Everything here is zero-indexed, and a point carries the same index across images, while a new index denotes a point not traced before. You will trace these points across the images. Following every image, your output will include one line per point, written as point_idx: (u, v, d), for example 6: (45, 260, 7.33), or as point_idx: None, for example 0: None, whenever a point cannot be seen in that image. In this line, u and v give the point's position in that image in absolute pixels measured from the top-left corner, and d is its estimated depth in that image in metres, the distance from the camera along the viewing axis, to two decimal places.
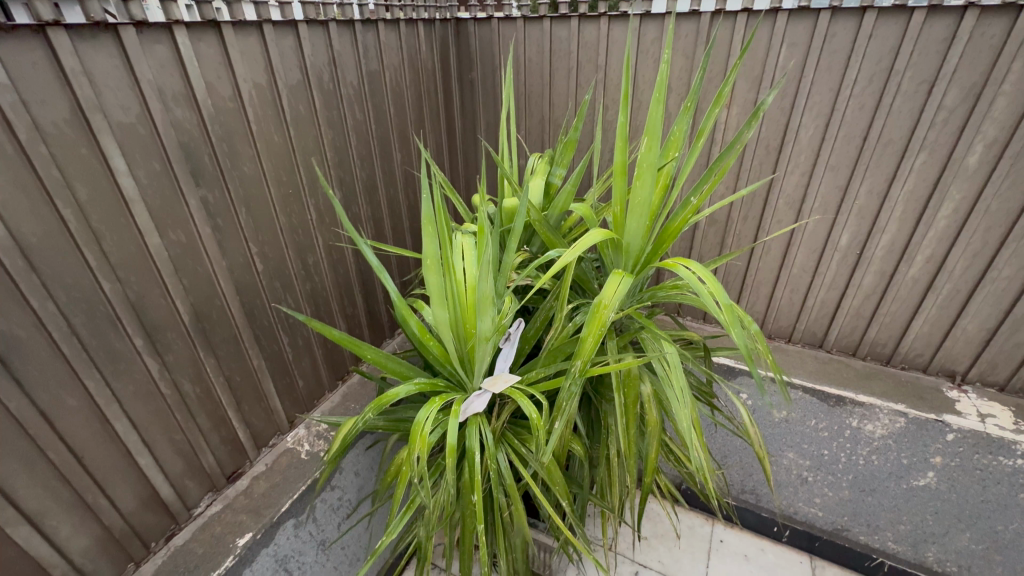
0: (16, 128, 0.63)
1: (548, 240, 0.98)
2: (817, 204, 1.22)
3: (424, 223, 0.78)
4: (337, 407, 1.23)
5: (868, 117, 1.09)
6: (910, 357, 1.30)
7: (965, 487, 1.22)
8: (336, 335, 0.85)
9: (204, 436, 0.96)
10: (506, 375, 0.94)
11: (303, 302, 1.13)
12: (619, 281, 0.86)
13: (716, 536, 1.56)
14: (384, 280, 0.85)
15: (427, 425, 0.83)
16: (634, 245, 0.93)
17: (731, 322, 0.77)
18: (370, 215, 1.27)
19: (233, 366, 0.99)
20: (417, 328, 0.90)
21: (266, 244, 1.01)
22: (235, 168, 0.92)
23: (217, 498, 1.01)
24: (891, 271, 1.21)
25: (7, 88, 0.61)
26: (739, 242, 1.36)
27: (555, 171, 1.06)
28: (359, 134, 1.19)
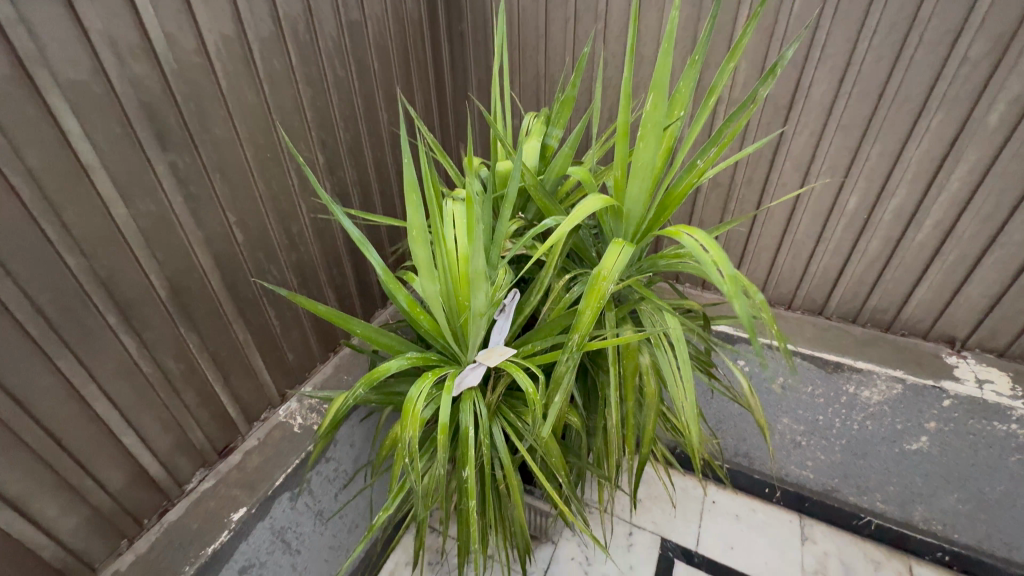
0: None
1: (544, 207, 0.93)
2: (825, 166, 1.16)
3: (408, 191, 0.72)
4: (330, 379, 1.21)
5: (886, 72, 1.02)
6: (911, 323, 1.28)
7: (957, 451, 1.23)
8: (321, 311, 0.80)
9: (191, 412, 0.94)
10: (501, 347, 0.91)
11: (288, 274, 1.08)
12: (619, 251, 0.82)
13: (709, 497, 1.62)
14: (369, 253, 0.80)
15: (420, 402, 0.80)
16: (636, 212, 0.88)
17: (733, 291, 0.71)
18: (356, 180, 1.21)
19: (218, 341, 0.95)
20: (406, 302, 0.85)
21: (245, 213, 0.95)
22: (206, 130, 0.85)
23: (209, 474, 0.99)
24: (898, 237, 1.17)
25: None
26: (742, 207, 1.31)
27: (551, 131, 0.99)
28: (341, 92, 1.10)
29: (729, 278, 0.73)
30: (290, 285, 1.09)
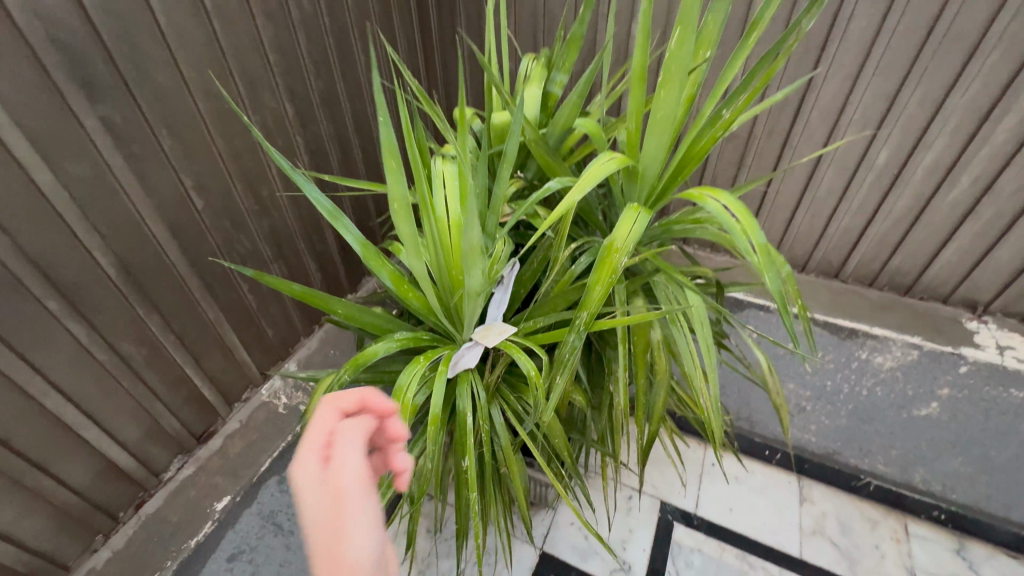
0: None
1: (546, 166, 0.81)
2: (857, 115, 1.05)
3: (386, 157, 0.58)
4: (316, 355, 1.13)
5: (940, 4, 0.88)
6: (931, 287, 1.21)
7: (968, 417, 1.16)
8: (294, 290, 0.70)
9: (161, 399, 0.85)
10: (501, 324, 0.83)
11: (261, 243, 0.97)
12: (634, 218, 0.72)
13: (709, 459, 1.59)
14: (343, 227, 0.67)
15: (410, 391, 0.73)
16: (651, 171, 0.77)
17: (762, 264, 0.68)
18: (333, 135, 1.07)
19: (185, 320, 0.86)
20: (391, 277, 0.75)
21: (204, 176, 0.83)
22: (146, 77, 0.71)
23: (189, 461, 0.92)
24: (929, 194, 1.07)
25: None
26: (760, 162, 1.19)
27: (555, 77, 0.86)
28: (309, 29, 0.95)
29: (761, 250, 0.68)
30: (264, 255, 0.98)
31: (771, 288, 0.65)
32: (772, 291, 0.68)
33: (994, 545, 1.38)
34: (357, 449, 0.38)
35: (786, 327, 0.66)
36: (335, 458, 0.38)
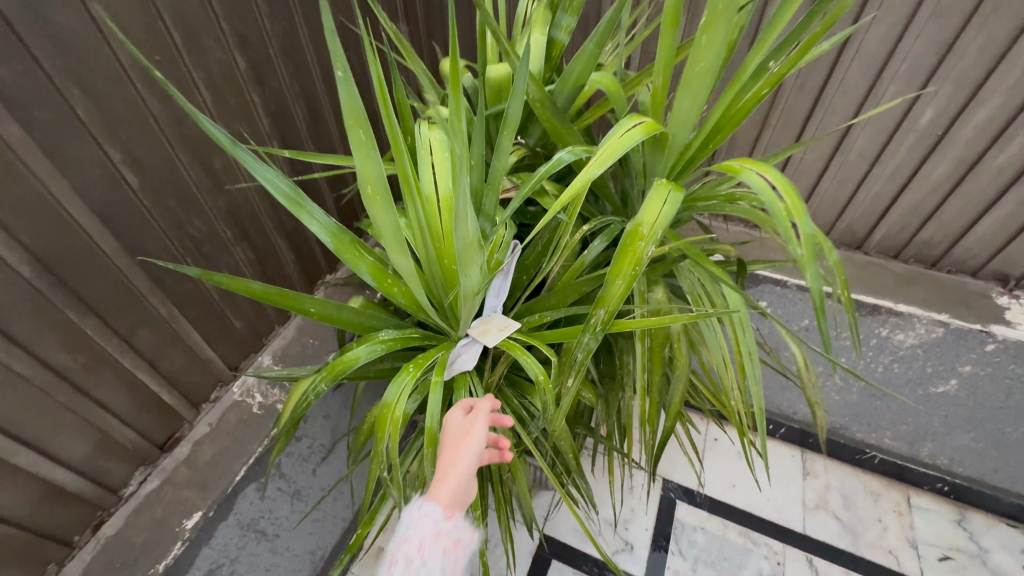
0: None
1: (553, 131, 0.68)
2: (903, 68, 0.92)
3: (353, 128, 0.44)
4: (294, 345, 1.02)
5: None
6: (961, 260, 1.12)
7: (988, 395, 1.14)
8: (256, 291, 0.58)
9: (111, 409, 0.74)
10: (502, 319, 0.72)
11: (220, 224, 0.83)
12: (663, 197, 0.60)
13: (711, 435, 1.56)
14: (308, 214, 0.54)
15: (399, 406, 0.62)
16: (679, 137, 0.64)
17: (806, 256, 0.58)
18: (299, 93, 0.91)
19: (132, 320, 0.74)
20: (371, 272, 0.61)
21: (137, 146, 0.68)
22: (42, 20, 0.55)
23: (152, 473, 0.82)
24: (974, 159, 0.96)
25: None
26: (786, 122, 1.07)
27: (561, 20, 0.70)
28: None
29: (807, 240, 0.57)
30: (225, 238, 0.84)
31: (813, 287, 0.56)
32: (814, 287, 0.58)
33: (994, 515, 1.37)
34: (484, 415, 0.64)
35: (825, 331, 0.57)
36: (472, 415, 0.65)
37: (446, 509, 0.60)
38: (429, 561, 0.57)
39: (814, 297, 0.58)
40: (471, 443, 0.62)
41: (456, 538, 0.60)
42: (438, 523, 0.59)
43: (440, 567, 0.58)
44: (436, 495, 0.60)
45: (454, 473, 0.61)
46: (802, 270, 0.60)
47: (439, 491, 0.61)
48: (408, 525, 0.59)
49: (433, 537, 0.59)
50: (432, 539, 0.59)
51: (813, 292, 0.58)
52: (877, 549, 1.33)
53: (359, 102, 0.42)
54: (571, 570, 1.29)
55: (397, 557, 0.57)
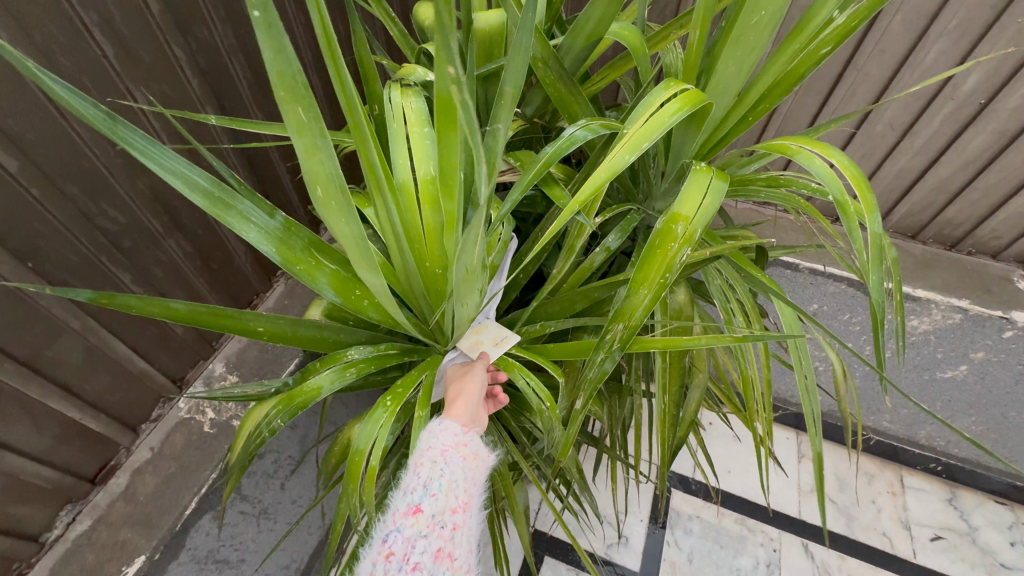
0: None
1: (560, 99, 0.54)
2: (951, 25, 0.80)
3: (288, 102, 0.29)
4: (251, 348, 0.88)
5: None
6: (985, 240, 1.05)
7: (996, 379, 1.09)
8: (181, 314, 0.44)
9: (17, 446, 0.61)
10: (497, 328, 0.60)
11: (144, 213, 0.67)
12: (706, 184, 0.48)
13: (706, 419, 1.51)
14: (239, 220, 0.39)
15: (375, 449, 0.51)
16: (719, 108, 0.51)
17: (872, 261, 0.47)
18: (238, 47, 0.74)
19: (35, 339, 0.59)
20: (332, 284, 0.47)
21: (11, 117, 0.52)
22: None
23: (82, 510, 0.70)
24: (1016, 131, 0.86)
25: None
26: (809, 88, 0.95)
27: None
28: None
29: (875, 243, 0.46)
30: (153, 230, 0.69)
31: (877, 299, 0.46)
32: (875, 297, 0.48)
33: (984, 493, 1.37)
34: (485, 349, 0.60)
35: (885, 351, 0.48)
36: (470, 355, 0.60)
37: (464, 424, 0.55)
38: (453, 463, 0.52)
39: (873, 309, 0.48)
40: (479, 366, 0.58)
41: (476, 447, 0.54)
42: (458, 434, 0.54)
43: (464, 469, 0.53)
44: (452, 411, 0.55)
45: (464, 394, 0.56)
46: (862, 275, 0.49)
47: (455, 406, 0.55)
48: (427, 438, 0.54)
49: (454, 446, 0.53)
50: (454, 447, 0.53)
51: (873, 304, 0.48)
52: (871, 531, 1.32)
53: (288, 61, 0.27)
54: (566, 566, 1.23)
55: (421, 460, 0.52)
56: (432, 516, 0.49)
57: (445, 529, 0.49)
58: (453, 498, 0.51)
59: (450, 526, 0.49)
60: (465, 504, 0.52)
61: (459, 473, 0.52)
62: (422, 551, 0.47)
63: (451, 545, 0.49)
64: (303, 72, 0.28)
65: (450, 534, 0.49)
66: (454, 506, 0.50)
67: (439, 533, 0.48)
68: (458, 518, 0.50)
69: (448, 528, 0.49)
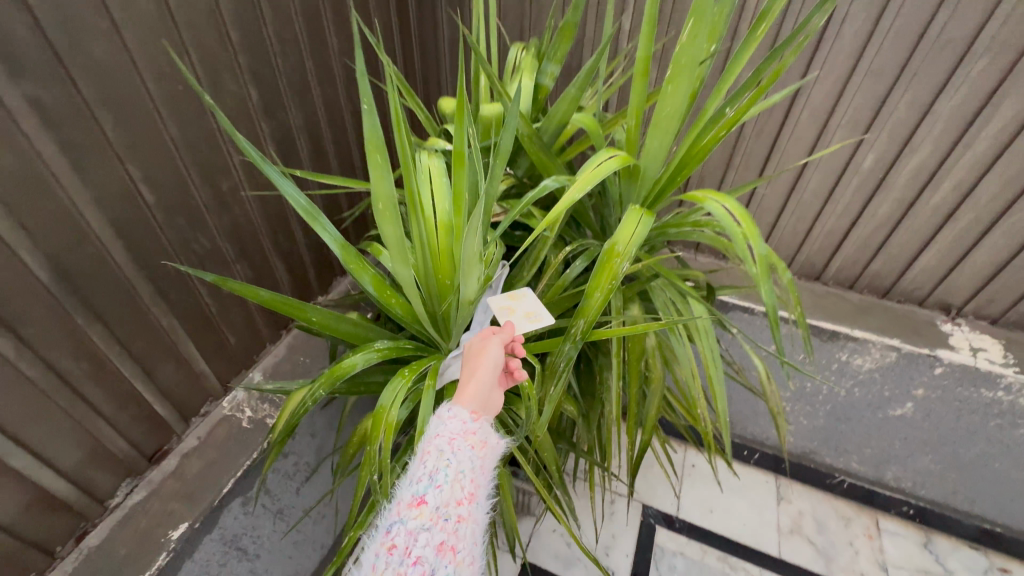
0: None
1: (541, 163, 0.76)
2: (846, 118, 1.04)
3: (371, 150, 0.51)
4: (283, 363, 1.04)
5: (933, 6, 0.87)
6: (908, 290, 1.23)
7: (940, 417, 1.24)
8: (264, 299, 0.62)
9: (104, 418, 0.76)
10: (531, 303, 0.71)
11: (222, 243, 0.87)
12: (638, 221, 0.68)
13: (689, 461, 1.59)
14: (320, 227, 0.60)
15: (395, 408, 0.67)
16: (651, 171, 0.73)
17: (761, 276, 0.66)
18: (303, 125, 0.98)
19: (134, 330, 0.76)
20: (373, 283, 0.67)
21: (154, 166, 0.73)
22: (82, 52, 0.60)
23: (139, 484, 0.83)
24: (912, 199, 1.08)
25: None
26: (747, 164, 1.18)
27: (545, 69, 0.80)
28: (276, 6, 0.84)
29: (761, 261, 0.65)
30: (226, 255, 0.89)
31: (765, 302, 0.65)
32: (768, 302, 0.67)
33: (959, 538, 1.39)
34: (500, 332, 0.66)
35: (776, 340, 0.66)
36: (487, 332, 0.67)
37: (473, 412, 0.59)
38: (459, 454, 0.55)
39: (768, 311, 0.66)
40: (489, 347, 0.64)
41: (484, 437, 0.58)
42: (466, 423, 0.58)
43: (470, 459, 0.56)
44: (461, 399, 0.60)
45: (475, 379, 0.62)
46: (758, 287, 0.68)
47: (464, 394, 0.60)
48: (437, 425, 0.58)
49: (461, 435, 0.57)
50: (461, 437, 0.56)
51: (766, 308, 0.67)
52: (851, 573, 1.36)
53: (377, 130, 0.50)
54: None
55: (429, 449, 0.55)
56: (436, 508, 0.51)
57: (449, 522, 0.51)
58: (458, 489, 0.53)
59: (453, 518, 0.52)
60: (471, 496, 0.54)
61: (466, 464, 0.55)
62: (424, 544, 0.49)
63: (453, 538, 0.51)
64: (383, 136, 0.50)
65: (453, 526, 0.51)
66: (458, 498, 0.53)
67: (442, 527, 0.51)
68: (463, 510, 0.53)
69: (451, 520, 0.51)
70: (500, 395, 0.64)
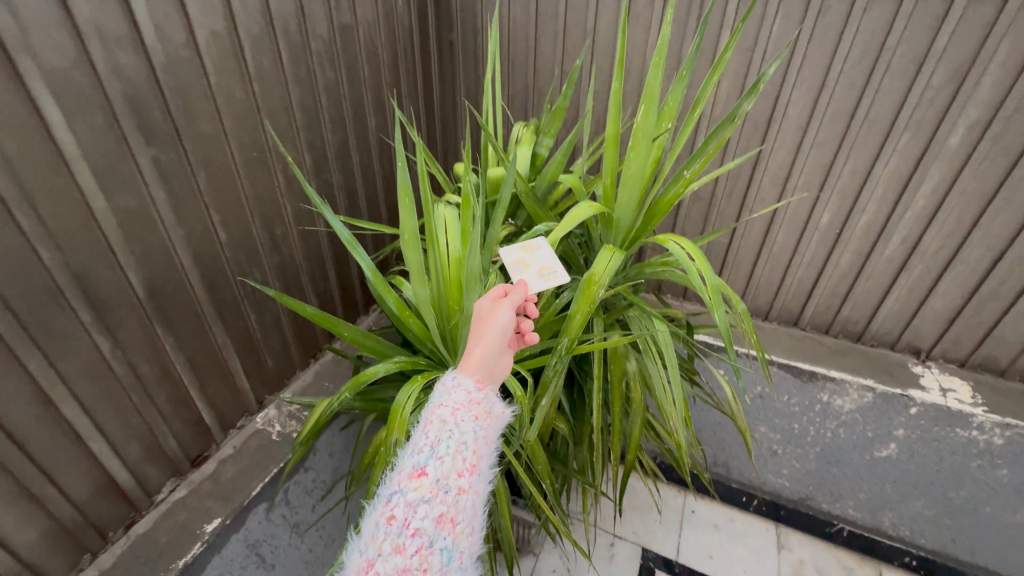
0: None
1: (534, 213, 0.94)
2: (801, 182, 1.22)
3: (401, 194, 0.70)
4: (310, 386, 1.18)
5: (858, 94, 1.07)
6: (879, 334, 1.35)
7: (924, 457, 1.27)
8: (309, 313, 0.78)
9: (164, 419, 0.90)
10: (541, 260, 0.80)
11: (270, 276, 1.05)
12: (610, 257, 0.83)
13: (688, 507, 1.57)
14: (358, 255, 0.77)
15: (409, 406, 0.79)
16: (625, 220, 0.89)
17: (714, 302, 0.79)
18: (343, 184, 1.18)
19: (196, 344, 0.92)
20: (395, 305, 0.84)
21: (229, 212, 0.92)
22: (191, 126, 0.81)
23: (182, 483, 0.96)
24: (868, 251, 1.23)
25: None
26: (721, 220, 1.36)
27: (541, 141, 1.01)
28: (331, 94, 1.08)
29: (712, 288, 0.79)
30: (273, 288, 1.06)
31: (718, 325, 0.79)
32: (721, 325, 0.80)
33: None
34: (510, 298, 0.71)
35: (730, 356, 0.81)
36: (497, 297, 0.72)
37: (478, 382, 0.62)
38: (462, 424, 0.58)
39: (723, 333, 0.80)
40: (498, 315, 0.69)
41: (488, 407, 0.61)
42: (471, 394, 0.61)
43: (473, 429, 0.59)
44: (465, 370, 0.63)
45: (483, 343, 0.66)
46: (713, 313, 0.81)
47: (468, 364, 0.63)
48: (442, 393, 0.61)
49: (465, 405, 0.60)
50: (465, 406, 0.60)
51: (719, 328, 0.80)
52: None
53: (407, 180, 0.69)
54: None
55: (432, 420, 0.59)
56: (436, 481, 0.55)
57: (449, 494, 0.55)
58: (459, 462, 0.57)
59: (453, 490, 0.55)
60: (471, 468, 0.57)
61: (468, 435, 0.58)
62: (423, 517, 0.53)
63: (453, 510, 0.54)
64: (411, 184, 0.70)
65: (453, 498, 0.55)
66: (459, 470, 0.56)
67: (441, 499, 0.54)
68: (463, 482, 0.56)
69: (451, 493, 0.55)
70: (504, 363, 0.68)
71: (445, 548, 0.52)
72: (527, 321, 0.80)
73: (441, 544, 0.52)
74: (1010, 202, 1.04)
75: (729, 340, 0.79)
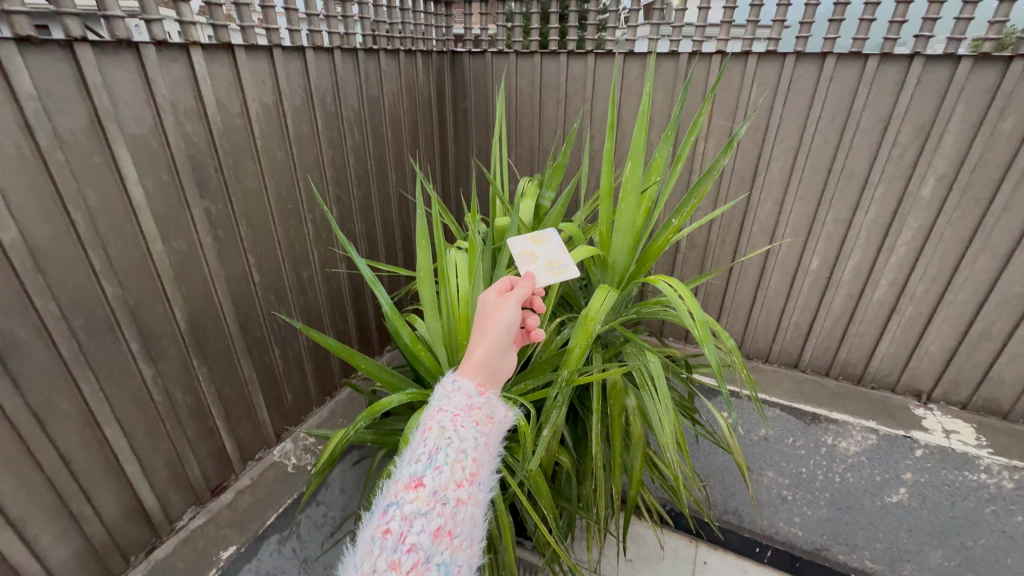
0: (43, 144, 0.66)
1: None
2: (789, 229, 1.30)
3: (419, 237, 0.80)
4: (326, 422, 1.24)
5: (832, 151, 1.18)
6: (879, 376, 1.38)
7: (936, 503, 1.23)
8: (330, 344, 0.86)
9: (191, 446, 0.96)
10: (548, 254, 0.87)
11: (296, 315, 1.14)
12: (605, 295, 0.91)
13: (700, 557, 1.41)
14: (377, 291, 0.86)
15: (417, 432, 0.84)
16: (620, 262, 0.98)
17: (704, 337, 0.84)
18: (365, 232, 1.29)
19: (225, 376, 0.99)
20: (409, 338, 0.91)
21: (264, 257, 1.03)
22: (239, 181, 0.94)
23: (201, 511, 1.01)
24: (858, 294, 1.29)
25: (43, 115, 0.65)
26: (717, 263, 1.43)
27: (544, 193, 1.12)
28: (358, 154, 1.22)
29: (700, 324, 0.85)
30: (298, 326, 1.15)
31: (710, 362, 0.83)
32: (713, 360, 0.84)
33: None
34: (515, 296, 0.78)
35: (725, 393, 0.84)
36: (503, 295, 0.79)
37: (478, 385, 0.68)
38: (461, 431, 0.63)
39: (714, 370, 0.84)
40: (503, 313, 0.75)
41: (489, 412, 0.66)
42: (472, 398, 0.66)
43: (473, 437, 0.63)
44: (467, 373, 0.68)
45: (487, 342, 0.72)
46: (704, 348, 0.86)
47: (469, 368, 0.69)
48: (442, 398, 0.65)
49: (466, 410, 0.65)
50: (466, 412, 0.64)
51: (711, 364, 0.85)
52: None
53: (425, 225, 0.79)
54: None
55: (431, 426, 0.63)
56: (432, 492, 0.58)
57: (447, 506, 0.58)
58: (457, 472, 0.60)
59: (452, 501, 0.58)
60: (469, 478, 0.61)
61: (467, 443, 0.62)
62: (419, 531, 0.55)
63: (450, 523, 0.57)
64: (428, 228, 0.80)
65: (450, 510, 0.58)
66: (457, 481, 0.60)
67: (439, 512, 0.57)
68: (462, 493, 0.59)
69: (449, 505, 0.58)
70: (507, 361, 0.75)
71: (441, 562, 0.55)
72: (532, 315, 0.87)
73: (438, 559, 0.55)
74: (987, 246, 1.11)
75: (719, 376, 0.84)
